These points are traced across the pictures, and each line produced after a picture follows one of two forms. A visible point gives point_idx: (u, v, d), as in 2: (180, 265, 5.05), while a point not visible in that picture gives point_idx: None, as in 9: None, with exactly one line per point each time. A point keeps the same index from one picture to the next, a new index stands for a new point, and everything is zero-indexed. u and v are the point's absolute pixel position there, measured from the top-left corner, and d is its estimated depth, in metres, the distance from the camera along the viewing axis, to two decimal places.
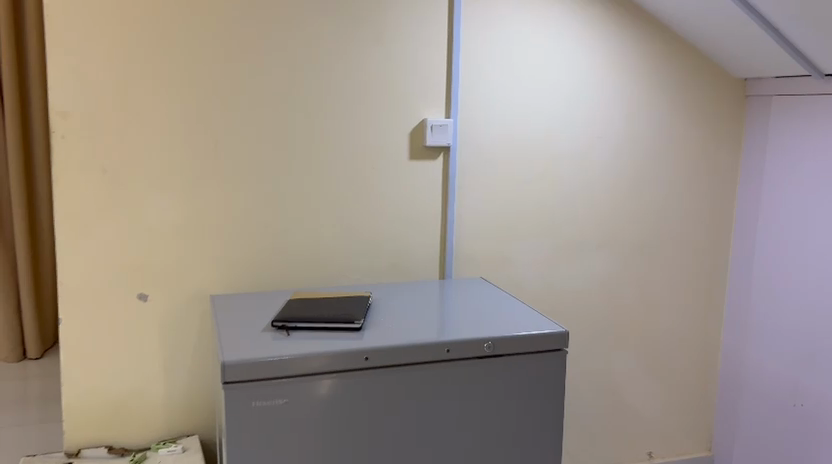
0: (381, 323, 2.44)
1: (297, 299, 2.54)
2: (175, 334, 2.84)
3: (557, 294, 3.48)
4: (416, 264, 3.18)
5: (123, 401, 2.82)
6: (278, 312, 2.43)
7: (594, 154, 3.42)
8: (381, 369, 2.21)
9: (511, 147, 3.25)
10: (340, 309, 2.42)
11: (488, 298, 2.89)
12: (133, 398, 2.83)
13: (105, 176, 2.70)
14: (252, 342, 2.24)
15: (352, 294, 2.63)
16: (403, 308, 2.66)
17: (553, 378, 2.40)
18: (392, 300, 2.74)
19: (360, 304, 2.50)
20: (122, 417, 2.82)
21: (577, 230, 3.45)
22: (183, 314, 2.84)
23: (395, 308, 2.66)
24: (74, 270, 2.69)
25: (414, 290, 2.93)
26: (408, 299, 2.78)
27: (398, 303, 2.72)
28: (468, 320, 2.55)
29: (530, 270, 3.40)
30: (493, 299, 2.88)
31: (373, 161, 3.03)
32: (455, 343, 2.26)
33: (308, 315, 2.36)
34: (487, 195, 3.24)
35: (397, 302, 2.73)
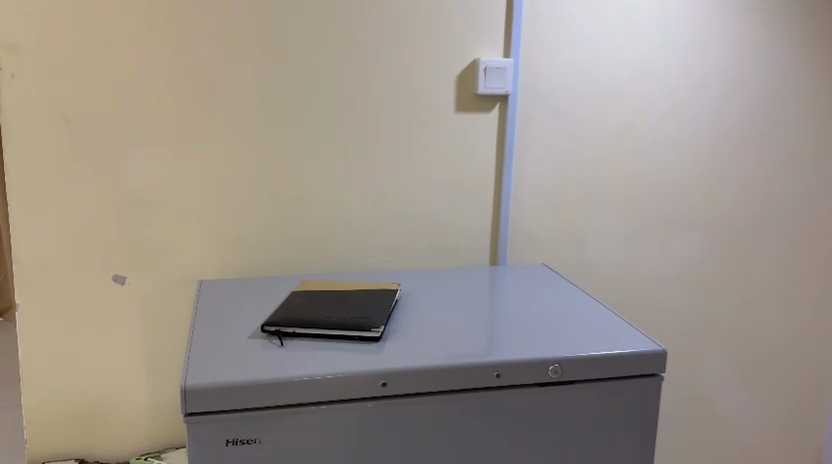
0: (409, 328, 1.83)
1: (302, 292, 1.95)
2: (160, 327, 2.32)
3: (637, 284, 2.81)
4: (462, 244, 2.54)
5: (98, 405, 2.31)
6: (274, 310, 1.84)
7: (693, 108, 2.69)
8: (404, 398, 1.60)
9: (587, 97, 2.56)
10: (355, 310, 1.82)
11: (552, 294, 2.24)
12: (110, 401, 2.31)
13: (69, 128, 2.13)
14: (231, 353, 1.66)
15: (375, 286, 2.02)
16: (441, 306, 2.04)
17: (643, 413, 1.75)
18: (427, 294, 2.13)
19: (382, 302, 1.89)
20: (97, 424, 2.32)
21: (666, 205, 2.75)
22: (170, 302, 2.31)
23: (430, 305, 2.04)
24: (34, 245, 2.17)
25: (456, 280, 2.30)
26: (448, 293, 2.16)
27: (434, 298, 2.10)
28: (526, 324, 1.92)
29: (605, 254, 2.73)
30: (559, 295, 2.22)
31: (410, 112, 2.39)
32: (507, 365, 1.64)
33: (311, 317, 1.76)
34: (554, 158, 2.57)
35: (434, 297, 2.11)
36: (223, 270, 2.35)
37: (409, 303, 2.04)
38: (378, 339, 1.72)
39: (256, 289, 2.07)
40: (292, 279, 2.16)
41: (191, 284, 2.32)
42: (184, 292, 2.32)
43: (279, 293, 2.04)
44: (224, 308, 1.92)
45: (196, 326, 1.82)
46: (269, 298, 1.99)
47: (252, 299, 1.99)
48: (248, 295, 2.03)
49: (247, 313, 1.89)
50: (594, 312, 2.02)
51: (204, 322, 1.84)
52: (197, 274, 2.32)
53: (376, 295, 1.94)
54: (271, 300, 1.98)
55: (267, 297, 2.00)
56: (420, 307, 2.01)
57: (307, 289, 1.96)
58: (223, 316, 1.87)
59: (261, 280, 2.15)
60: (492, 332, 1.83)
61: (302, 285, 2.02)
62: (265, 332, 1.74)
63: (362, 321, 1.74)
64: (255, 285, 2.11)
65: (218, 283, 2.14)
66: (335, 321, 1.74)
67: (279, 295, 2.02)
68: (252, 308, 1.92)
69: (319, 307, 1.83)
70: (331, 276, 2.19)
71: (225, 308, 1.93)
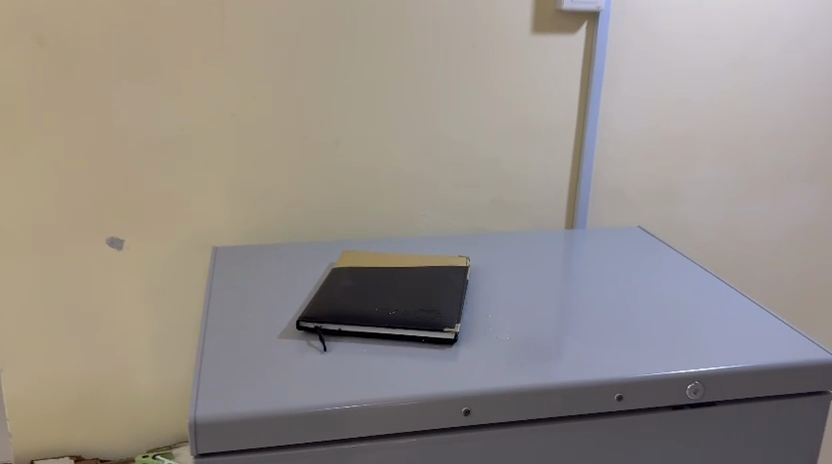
0: (488, 324, 1.40)
1: (347, 270, 1.50)
2: (168, 300, 1.92)
3: (739, 249, 2.32)
4: (533, 199, 2.07)
5: (97, 392, 1.93)
6: (312, 296, 1.40)
7: (825, 31, 2.14)
8: (491, 429, 1.18)
9: (696, 15, 2.03)
10: (418, 299, 1.37)
11: (654, 262, 1.77)
12: (111, 387, 1.94)
13: (43, 53, 1.66)
14: (257, 356, 1.24)
15: (438, 261, 1.57)
16: (522, 286, 1.59)
17: (802, 441, 1.31)
18: (499, 269, 1.68)
19: (450, 284, 1.44)
20: (97, 414, 1.94)
21: (781, 152, 2.24)
22: (178, 270, 1.90)
23: (508, 284, 1.59)
24: (12, 203, 1.75)
25: (532, 245, 1.83)
26: (525, 267, 1.70)
27: (510, 274, 1.65)
28: (635, 309, 1.47)
29: (704, 210, 2.25)
30: (665, 264, 1.75)
31: (475, 33, 1.88)
32: (631, 384, 1.20)
33: (362, 312, 1.32)
34: (651, 92, 2.07)
35: (510, 272, 1.66)
36: (241, 232, 1.91)
37: (481, 284, 1.59)
38: (452, 342, 1.29)
39: (281, 260, 1.63)
40: (328, 246, 1.72)
41: (203, 249, 1.89)
42: (196, 259, 1.90)
43: (312, 266, 1.59)
44: (246, 286, 1.48)
45: (209, 309, 1.39)
46: (303, 272, 1.55)
47: (280, 274, 1.54)
48: (274, 269, 1.59)
49: (277, 292, 1.45)
50: (723, 290, 1.56)
51: (219, 304, 1.40)
52: (210, 237, 1.89)
53: (442, 274, 1.49)
54: (306, 275, 1.53)
55: (300, 271, 1.56)
56: (497, 289, 1.57)
57: (353, 267, 1.52)
58: (245, 297, 1.43)
59: (287, 247, 1.71)
60: (598, 326, 1.39)
61: (343, 259, 1.58)
62: (302, 329, 1.31)
63: (430, 317, 1.30)
64: (281, 255, 1.66)
65: (234, 250, 1.70)
66: (394, 318, 1.30)
67: (315, 268, 1.57)
68: (282, 288, 1.48)
69: (371, 294, 1.39)
70: (376, 243, 1.75)
71: (247, 285, 1.49)
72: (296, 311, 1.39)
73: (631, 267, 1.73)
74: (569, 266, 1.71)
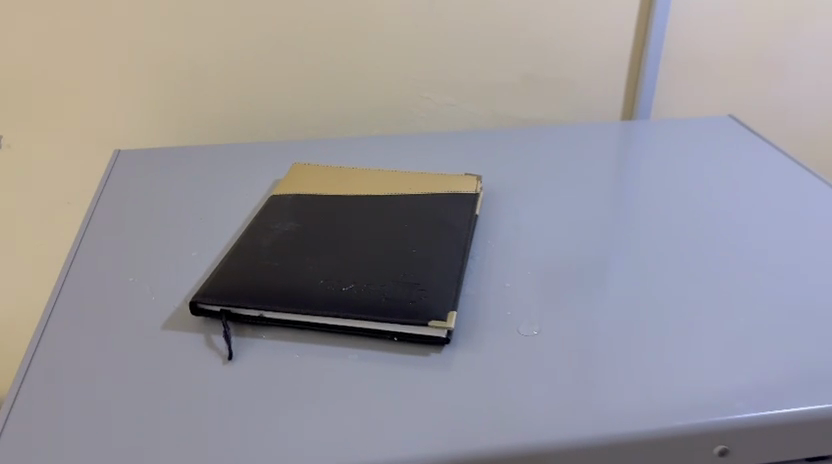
0: (502, 292, 0.87)
1: (292, 202, 0.98)
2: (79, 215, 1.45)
3: None
4: (581, 71, 1.44)
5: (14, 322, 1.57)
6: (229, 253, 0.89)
7: None
8: None
9: None
10: (393, 262, 0.85)
11: (759, 163, 1.15)
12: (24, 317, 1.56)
13: None
14: (115, 374, 0.76)
15: (435, 187, 1.03)
16: (558, 214, 1.04)
17: None
18: (525, 185, 1.12)
19: (444, 234, 0.91)
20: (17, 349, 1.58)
21: None
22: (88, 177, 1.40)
23: (537, 213, 1.04)
24: None
25: (572, 148, 1.25)
26: (566, 181, 1.14)
27: (542, 196, 1.09)
28: (740, 258, 0.92)
29: None
30: (782, 167, 1.14)
31: None
32: (742, 433, 0.69)
33: (299, 288, 0.81)
34: None
35: (541, 194, 1.10)
36: (168, 125, 1.37)
37: (495, 214, 1.04)
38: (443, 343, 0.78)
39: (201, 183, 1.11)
40: (273, 157, 1.19)
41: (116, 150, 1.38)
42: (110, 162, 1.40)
43: (245, 192, 1.07)
44: (136, 234, 0.98)
45: (66, 283, 0.90)
46: (226, 207, 1.03)
47: (192, 210, 1.03)
48: (188, 198, 1.07)
49: (178, 247, 0.95)
50: None
51: (85, 272, 0.92)
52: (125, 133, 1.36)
53: (435, 214, 0.95)
54: (229, 212, 1.02)
55: (223, 204, 1.04)
56: (519, 222, 1.02)
57: (302, 195, 0.99)
58: (129, 257, 0.94)
59: (212, 160, 1.18)
60: (681, 299, 0.84)
61: (291, 181, 1.05)
62: (201, 314, 0.81)
63: (407, 300, 0.79)
64: (202, 173, 1.14)
65: (137, 162, 1.17)
66: (348, 300, 0.79)
67: (247, 199, 1.05)
68: (189, 237, 0.97)
69: (320, 250, 0.87)
70: (344, 150, 1.21)
71: (138, 232, 0.99)
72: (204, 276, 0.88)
73: (727, 171, 1.13)
74: (629, 178, 1.13)
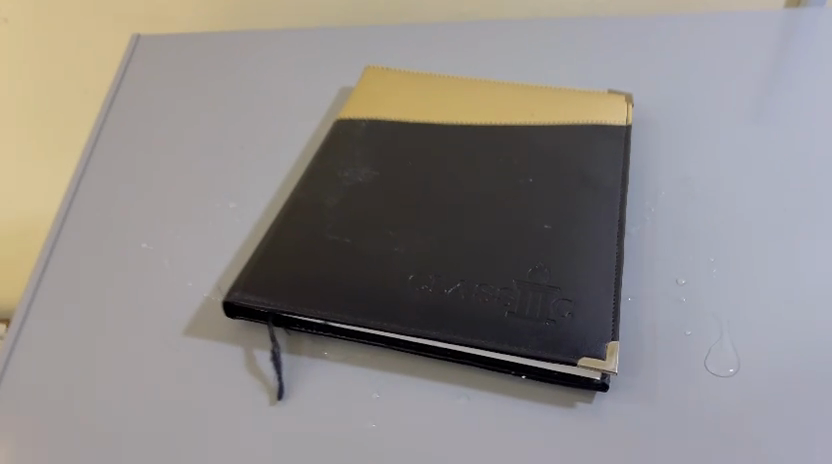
0: (674, 291, 0.59)
1: (368, 139, 0.70)
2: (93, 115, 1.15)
3: None
4: None
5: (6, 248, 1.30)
6: (279, 216, 0.63)
7: None
8: None
9: None
10: (516, 248, 0.58)
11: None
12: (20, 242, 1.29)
13: None
14: (116, 412, 0.53)
15: (566, 113, 0.73)
16: (739, 135, 0.71)
17: None
18: (684, 84, 0.78)
19: (587, 197, 0.63)
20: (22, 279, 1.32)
21: None
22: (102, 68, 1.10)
23: (712, 133, 0.72)
24: None
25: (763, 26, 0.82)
26: (742, 75, 0.77)
27: (712, 104, 0.75)
28: None
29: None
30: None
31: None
32: None
33: (380, 287, 0.55)
34: None
35: (713, 100, 0.75)
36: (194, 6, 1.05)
37: (651, 136, 0.72)
38: (594, 388, 0.52)
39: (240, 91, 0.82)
40: (333, 50, 0.87)
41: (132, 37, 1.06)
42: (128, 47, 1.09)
43: (301, 108, 0.78)
44: (153, 178, 0.73)
45: (59, 252, 0.66)
46: (274, 133, 0.76)
47: (227, 137, 0.76)
48: (225, 116, 0.80)
49: (208, 196, 0.69)
50: None
51: (85, 234, 0.67)
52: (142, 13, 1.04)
53: (573, 165, 0.67)
54: (278, 141, 0.75)
55: (270, 128, 0.77)
56: (687, 151, 0.70)
57: (383, 128, 0.72)
58: (142, 213, 0.68)
59: (250, 63, 0.87)
60: None
61: (367, 98, 0.76)
62: (239, 316, 0.56)
63: (543, 318, 0.53)
64: (241, 81, 0.85)
65: (160, 56, 0.89)
66: (454, 312, 0.54)
67: (303, 120, 0.77)
68: (224, 180, 0.71)
69: (409, 224, 0.61)
70: (428, 43, 0.88)
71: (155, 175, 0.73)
72: (245, 246, 0.63)
73: None
74: None
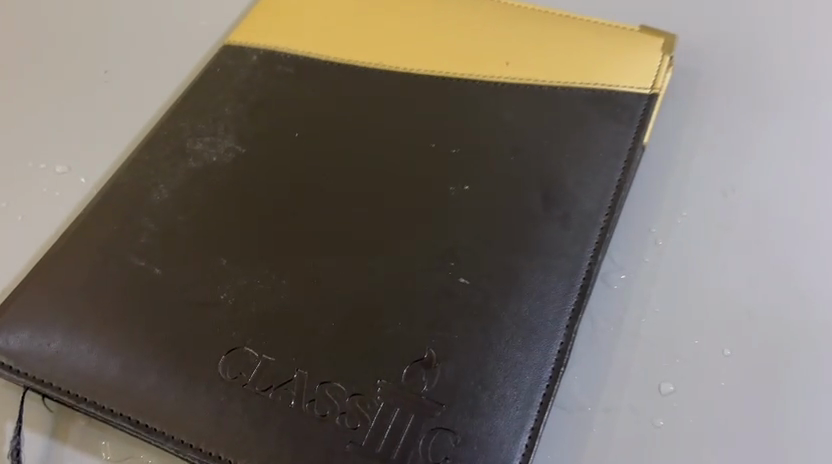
0: (649, 406, 0.38)
1: (253, 87, 0.48)
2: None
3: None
4: None
5: None
6: (88, 208, 0.43)
7: None
8: None
9: None
10: (404, 319, 0.37)
11: None
12: None
13: None
14: None
15: (562, 69, 0.46)
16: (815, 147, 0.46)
17: None
18: (740, 38, 0.51)
19: (545, 232, 0.40)
20: None
21: None
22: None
23: (762, 134, 0.47)
24: None
25: None
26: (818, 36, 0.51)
27: (780, 86, 0.49)
28: None
29: None
30: None
31: None
32: None
33: (180, 367, 0.37)
34: None
35: (779, 74, 0.49)
36: None
37: (673, 126, 0.48)
38: None
39: None
40: None
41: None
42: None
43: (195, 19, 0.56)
44: None
45: None
46: (146, 51, 0.54)
47: (78, 47, 0.54)
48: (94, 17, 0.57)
49: (26, 144, 0.50)
50: None
51: None
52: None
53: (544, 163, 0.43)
54: (147, 67, 0.53)
55: (140, 42, 0.55)
56: (719, 160, 0.46)
57: (281, 68, 0.48)
58: None
59: None
60: None
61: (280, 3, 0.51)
62: None
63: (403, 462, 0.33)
64: None
65: None
66: (277, 428, 0.35)
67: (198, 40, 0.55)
68: (57, 117, 0.51)
69: (257, 252, 0.40)
70: None
71: None
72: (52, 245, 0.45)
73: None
74: None
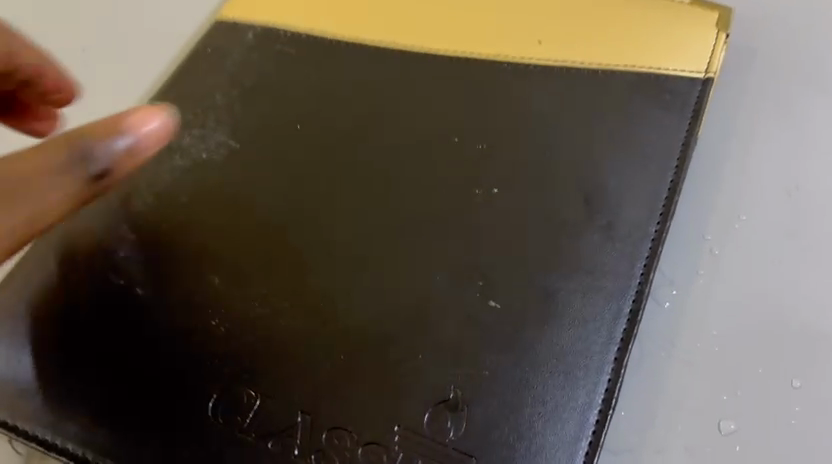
0: (706, 450, 0.33)
1: (250, 72, 0.42)
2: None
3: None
4: None
5: None
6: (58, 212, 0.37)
7: None
8: None
9: None
10: (425, 351, 0.32)
11: None
12: None
13: None
14: None
15: (603, 49, 0.40)
16: None
17: None
18: (809, 18, 0.45)
19: (587, 245, 0.34)
20: None
21: None
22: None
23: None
24: None
25: None
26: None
27: None
28: None
29: None
30: None
31: None
32: None
33: (164, 407, 0.32)
34: None
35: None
36: None
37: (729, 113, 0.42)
38: None
39: None
40: None
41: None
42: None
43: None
44: None
45: None
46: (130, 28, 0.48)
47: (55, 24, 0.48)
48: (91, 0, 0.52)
49: None
50: None
51: None
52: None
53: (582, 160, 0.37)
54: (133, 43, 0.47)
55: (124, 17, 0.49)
56: (784, 156, 0.40)
57: (282, 50, 0.43)
58: None
59: None
60: None
61: None
62: None
63: None
64: None
65: None
66: None
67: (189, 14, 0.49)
68: None
69: (256, 270, 0.34)
70: None
71: None
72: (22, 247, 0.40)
73: None
74: None
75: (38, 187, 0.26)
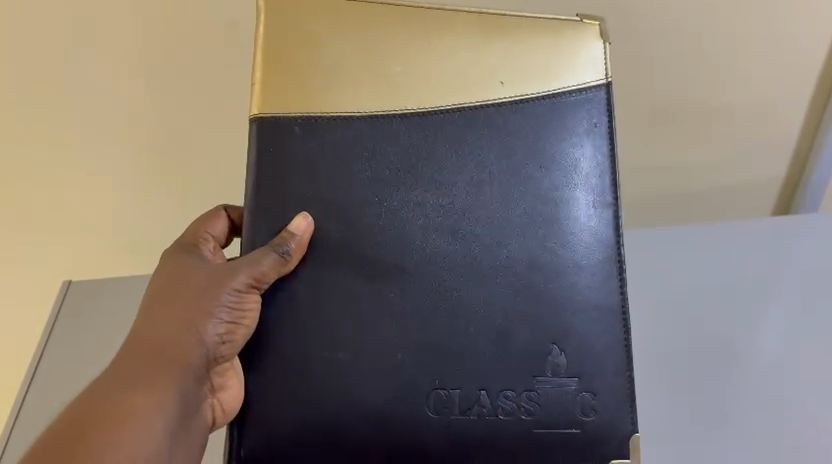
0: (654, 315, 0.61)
1: (315, 161, 0.55)
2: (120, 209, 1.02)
3: None
4: None
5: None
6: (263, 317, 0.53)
7: None
8: None
9: None
10: (527, 324, 0.53)
11: None
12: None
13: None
14: None
15: (548, 76, 0.57)
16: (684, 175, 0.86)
17: None
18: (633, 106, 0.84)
19: (582, 224, 0.55)
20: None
21: None
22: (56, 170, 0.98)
23: None
24: None
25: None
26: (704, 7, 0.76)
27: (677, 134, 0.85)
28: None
29: None
30: None
31: None
32: None
33: (394, 413, 0.51)
34: None
35: (697, 34, 0.78)
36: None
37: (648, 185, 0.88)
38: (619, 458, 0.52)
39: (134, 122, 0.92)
40: None
41: (138, 179, 0.99)
42: (79, 186, 0.99)
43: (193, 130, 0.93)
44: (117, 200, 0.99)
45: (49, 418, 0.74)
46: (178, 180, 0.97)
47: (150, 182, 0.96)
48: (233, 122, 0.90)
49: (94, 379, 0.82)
50: None
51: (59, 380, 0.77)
52: (110, 112, 0.92)
53: (563, 168, 0.56)
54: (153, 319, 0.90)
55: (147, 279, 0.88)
56: None
57: (325, 135, 0.55)
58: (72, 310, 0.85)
59: None
60: None
61: (286, 72, 0.56)
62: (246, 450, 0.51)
63: (571, 423, 0.52)
64: None
65: None
66: (480, 431, 0.51)
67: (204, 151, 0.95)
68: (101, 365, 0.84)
69: (411, 315, 0.53)
70: None
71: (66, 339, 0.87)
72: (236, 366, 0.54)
73: None
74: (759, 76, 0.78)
75: (256, 262, 0.51)
